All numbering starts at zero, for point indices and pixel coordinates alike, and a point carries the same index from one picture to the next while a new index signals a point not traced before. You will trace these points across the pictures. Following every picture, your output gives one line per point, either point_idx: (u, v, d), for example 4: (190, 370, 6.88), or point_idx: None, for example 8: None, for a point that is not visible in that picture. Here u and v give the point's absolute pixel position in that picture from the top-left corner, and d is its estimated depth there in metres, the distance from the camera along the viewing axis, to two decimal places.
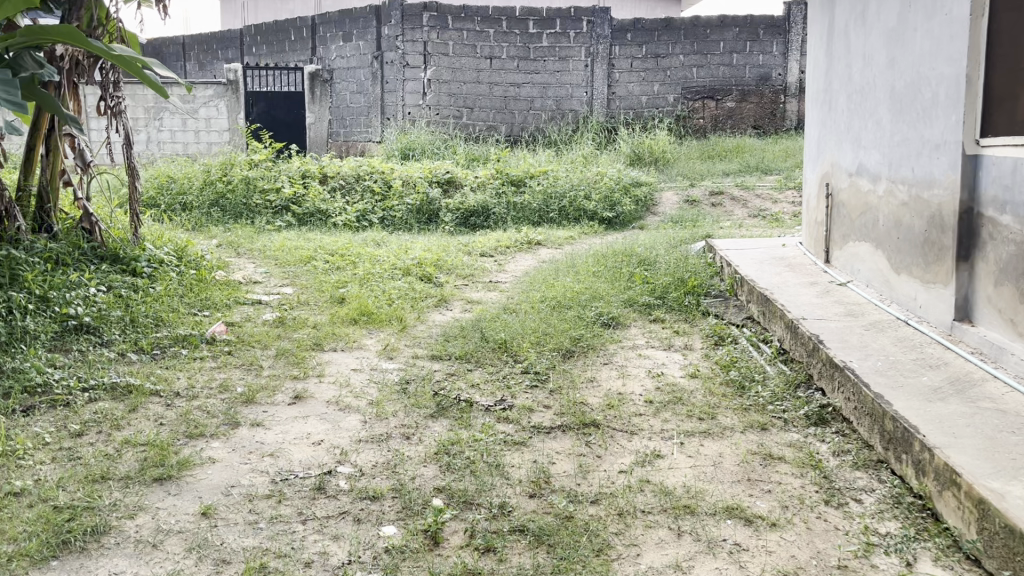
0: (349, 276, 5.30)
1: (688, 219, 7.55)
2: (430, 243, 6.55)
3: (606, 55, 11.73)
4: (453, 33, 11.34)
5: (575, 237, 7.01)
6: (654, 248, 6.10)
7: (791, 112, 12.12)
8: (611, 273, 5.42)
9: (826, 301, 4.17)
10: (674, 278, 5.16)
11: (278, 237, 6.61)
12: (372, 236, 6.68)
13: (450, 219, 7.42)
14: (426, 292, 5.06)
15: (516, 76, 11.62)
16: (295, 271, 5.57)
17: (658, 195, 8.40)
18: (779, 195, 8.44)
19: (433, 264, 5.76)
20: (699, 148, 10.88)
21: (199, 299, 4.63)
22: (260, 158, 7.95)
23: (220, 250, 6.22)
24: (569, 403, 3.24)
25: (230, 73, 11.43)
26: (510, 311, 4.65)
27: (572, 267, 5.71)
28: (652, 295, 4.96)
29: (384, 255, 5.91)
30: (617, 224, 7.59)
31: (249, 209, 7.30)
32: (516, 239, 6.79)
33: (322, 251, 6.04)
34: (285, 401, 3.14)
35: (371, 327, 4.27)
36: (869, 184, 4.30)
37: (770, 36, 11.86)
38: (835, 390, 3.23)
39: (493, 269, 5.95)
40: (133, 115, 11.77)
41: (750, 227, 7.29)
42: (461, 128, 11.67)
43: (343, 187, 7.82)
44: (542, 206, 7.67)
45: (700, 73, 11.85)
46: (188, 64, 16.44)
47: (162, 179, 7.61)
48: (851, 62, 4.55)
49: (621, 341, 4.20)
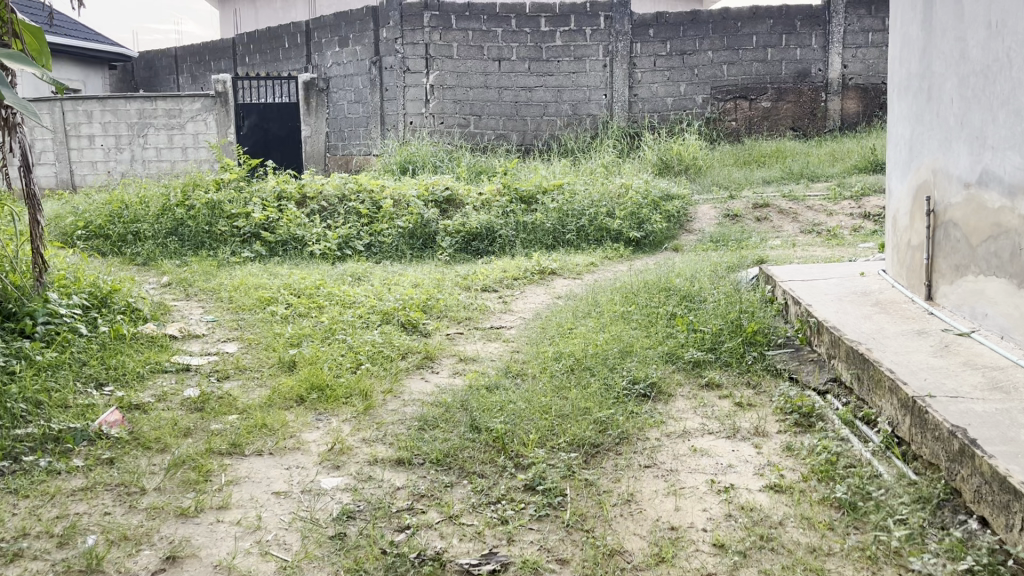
0: (312, 326, 4.20)
1: (731, 238, 6.36)
2: (422, 276, 5.43)
3: (627, 53, 10.56)
4: (457, 34, 10.27)
5: (596, 264, 5.85)
6: (696, 278, 4.91)
7: (833, 111, 10.80)
8: (642, 317, 4.24)
9: (951, 363, 2.97)
10: (728, 326, 3.99)
11: (239, 272, 5.51)
12: (353, 269, 5.55)
13: (448, 243, 6.27)
14: (406, 348, 3.92)
15: (528, 80, 10.52)
16: (248, 319, 4.47)
17: (692, 209, 7.21)
18: (834, 206, 7.23)
19: (418, 307, 4.61)
20: (733, 153, 9.70)
21: (104, 368, 3.50)
22: (229, 177, 6.86)
23: (164, 293, 5.14)
24: (596, 557, 2.09)
25: (218, 84, 10.46)
26: (515, 378, 3.51)
27: (594, 307, 4.54)
28: (701, 352, 3.78)
29: (361, 295, 4.77)
30: (647, 245, 6.41)
31: (212, 238, 6.20)
32: (525, 267, 5.66)
33: (286, 290, 4.93)
34: (150, 567, 2.01)
35: (321, 411, 3.13)
36: (1001, 198, 3.11)
37: (809, 28, 10.58)
38: (1011, 529, 2.05)
39: (496, 308, 4.82)
40: (114, 132, 10.68)
41: (808, 247, 6.10)
42: (467, 137, 10.57)
43: (324, 209, 6.72)
44: (557, 225, 6.49)
45: (730, 70, 10.66)
46: (180, 77, 15.50)
47: (114, 205, 6.53)
48: (966, 32, 3.37)
49: (666, 425, 3.02)
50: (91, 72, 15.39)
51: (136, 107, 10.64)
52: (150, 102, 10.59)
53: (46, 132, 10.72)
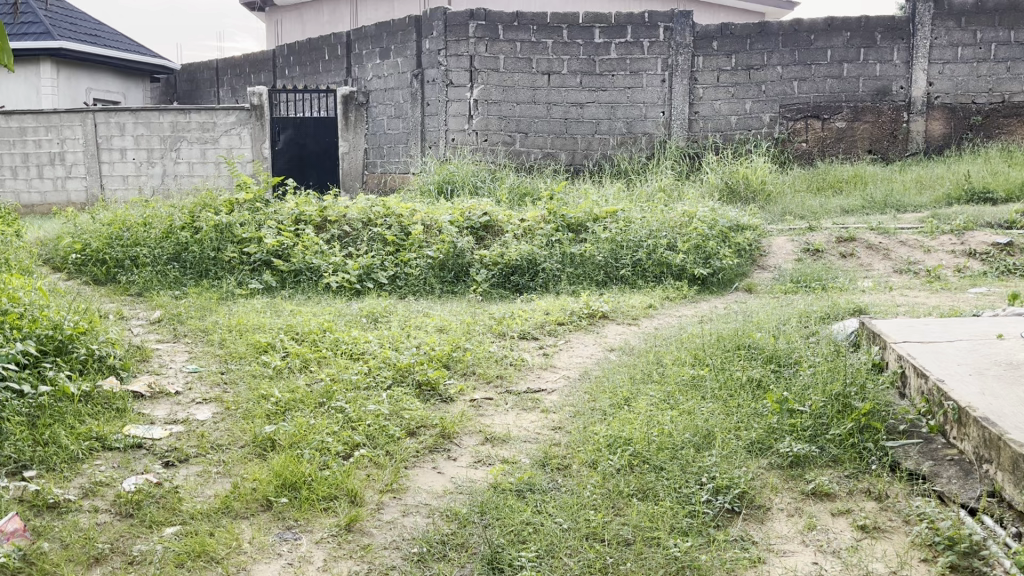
0: (309, 386, 3.42)
1: (812, 278, 5.45)
2: (450, 317, 4.62)
3: (688, 67, 9.72)
4: (504, 45, 9.51)
5: (656, 306, 4.99)
6: (780, 333, 4.00)
7: (917, 132, 9.72)
8: (719, 388, 3.35)
9: None
10: (833, 406, 3.08)
11: (240, 308, 4.77)
12: (370, 307, 4.76)
13: (484, 276, 5.47)
14: (415, 421, 3.11)
15: (579, 95, 9.71)
16: (232, 374, 3.69)
17: (766, 241, 6.30)
18: (931, 241, 6.25)
19: (440, 362, 3.79)
20: (805, 178, 8.75)
21: (32, 447, 2.73)
22: (244, 197, 6.15)
23: (150, 333, 4.41)
24: None
25: (254, 97, 9.85)
26: (555, 476, 2.67)
27: (656, 369, 3.65)
28: (802, 442, 2.89)
29: (373, 342, 3.98)
30: (715, 284, 5.52)
31: (219, 266, 5.50)
32: (570, 308, 4.82)
33: (285, 335, 4.15)
34: None
35: (289, 524, 2.34)
36: None
37: (890, 41, 9.54)
38: None
39: (535, 362, 3.98)
40: (147, 145, 10.09)
41: (907, 293, 5.17)
42: (513, 155, 9.79)
43: (346, 235, 5.96)
44: (609, 259, 5.63)
45: (802, 87, 9.71)
46: (220, 90, 14.98)
47: (116, 226, 5.88)
48: None
49: (762, 567, 2.17)
50: (132, 84, 14.98)
51: (170, 119, 10.01)
52: (184, 114, 9.98)
53: (79, 145, 10.22)
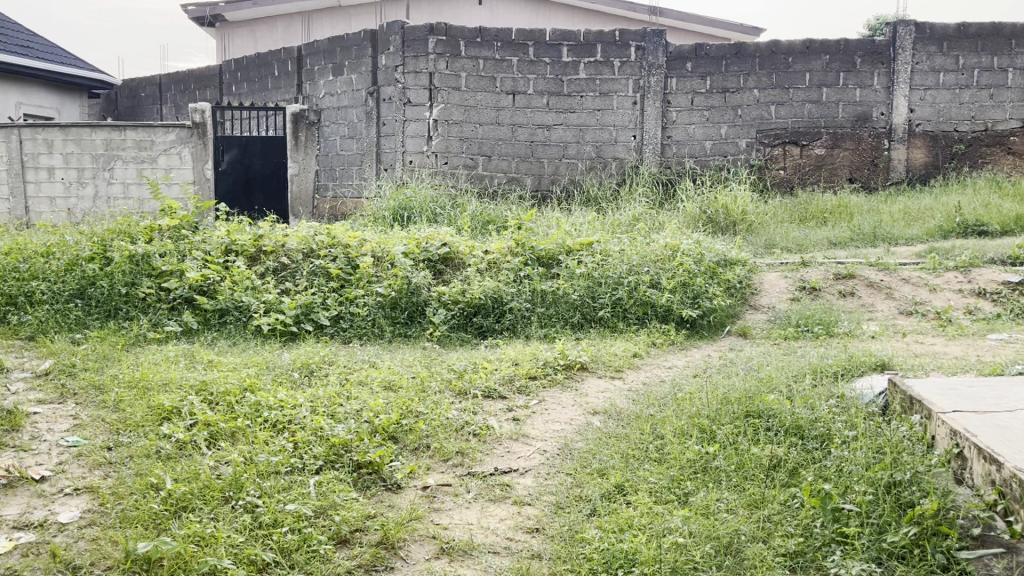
0: (214, 470, 2.65)
1: (814, 321, 4.82)
2: (401, 369, 3.88)
3: (660, 89, 9.15)
4: (466, 62, 8.86)
5: (640, 355, 4.32)
6: (797, 395, 3.32)
7: (898, 161, 9.25)
8: (739, 478, 2.66)
9: None
10: (885, 501, 2.41)
11: (148, 357, 3.97)
12: (303, 355, 4.02)
13: (442, 317, 4.75)
14: (349, 524, 2.37)
15: (545, 117, 9.09)
16: (120, 451, 2.89)
17: (757, 278, 5.69)
18: (935, 278, 5.70)
19: (385, 434, 3.04)
20: (786, 208, 8.21)
21: None
22: (166, 223, 5.32)
23: (30, 392, 3.59)
24: None
25: (196, 114, 9.03)
26: None
27: (652, 445, 2.94)
28: (856, 560, 2.23)
29: (304, 407, 3.21)
30: (704, 327, 4.89)
31: (131, 304, 4.71)
32: (543, 358, 4.11)
33: (195, 396, 3.35)
34: None
35: None
36: None
37: (870, 66, 9.08)
38: None
39: (503, 431, 3.24)
40: (77, 164, 9.18)
41: (919, 339, 4.59)
42: (475, 180, 9.11)
43: (285, 268, 5.19)
44: (585, 298, 4.95)
45: (779, 112, 9.20)
46: (164, 107, 14.07)
47: (10, 255, 5.03)
48: None
49: None
50: (67, 99, 14.01)
51: (104, 136, 9.13)
52: (119, 130, 9.10)
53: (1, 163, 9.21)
